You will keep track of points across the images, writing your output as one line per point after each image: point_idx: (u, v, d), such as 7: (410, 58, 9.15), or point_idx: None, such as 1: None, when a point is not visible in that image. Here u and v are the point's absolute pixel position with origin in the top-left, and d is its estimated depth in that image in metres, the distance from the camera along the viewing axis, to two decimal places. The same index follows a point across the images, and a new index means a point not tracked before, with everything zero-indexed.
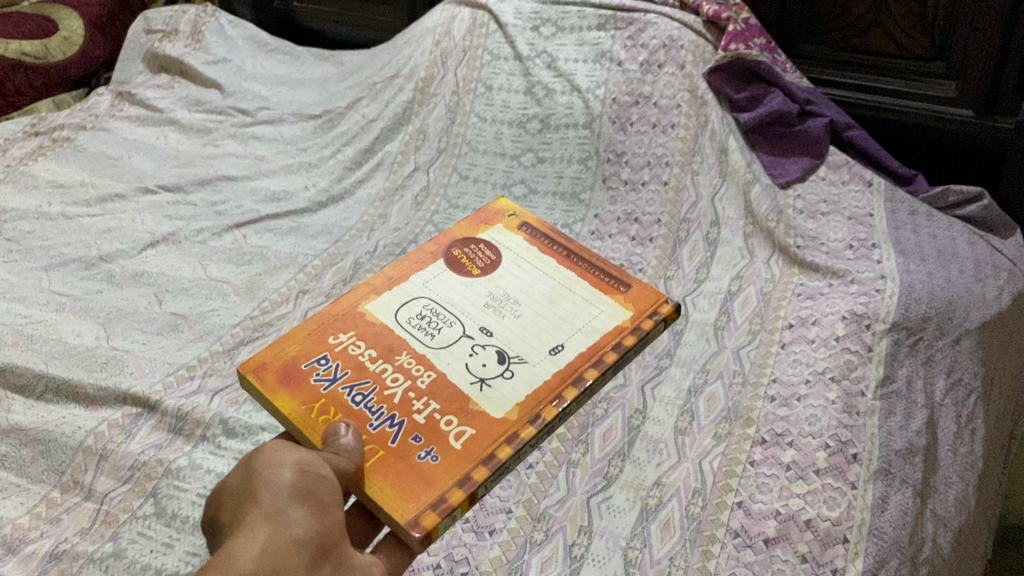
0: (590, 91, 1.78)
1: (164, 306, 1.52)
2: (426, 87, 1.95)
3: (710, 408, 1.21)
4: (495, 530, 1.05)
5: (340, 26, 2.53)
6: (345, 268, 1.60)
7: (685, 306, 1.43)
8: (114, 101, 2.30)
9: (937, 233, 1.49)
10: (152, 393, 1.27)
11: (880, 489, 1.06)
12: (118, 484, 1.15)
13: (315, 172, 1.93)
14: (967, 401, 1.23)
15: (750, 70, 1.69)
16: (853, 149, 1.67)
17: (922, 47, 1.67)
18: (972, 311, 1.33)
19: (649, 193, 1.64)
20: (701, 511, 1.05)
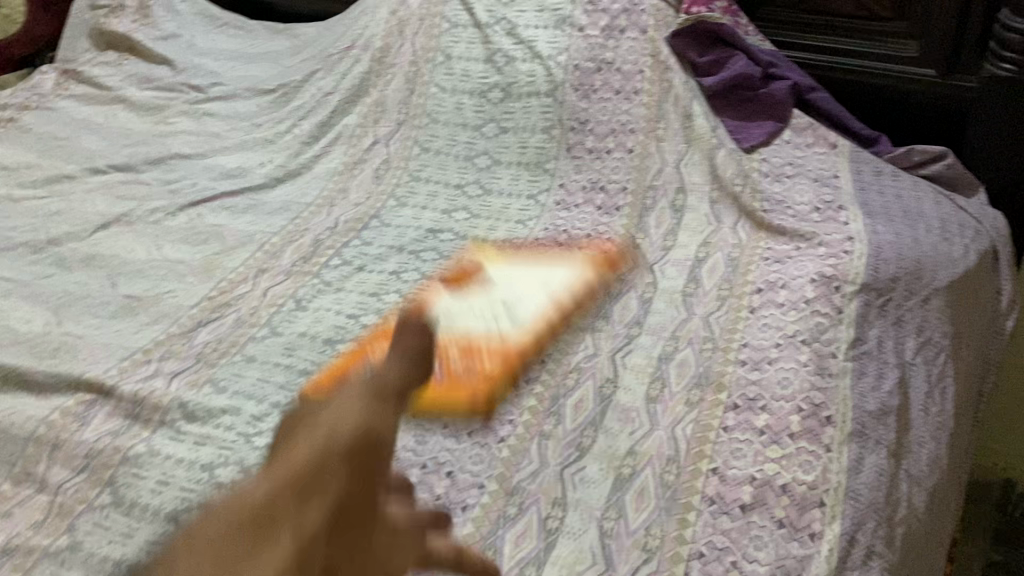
0: (552, 58, 1.74)
1: (117, 289, 1.47)
2: (383, 57, 1.90)
3: (681, 374, 1.19)
4: (467, 506, 1.03)
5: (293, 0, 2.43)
6: (305, 246, 1.56)
7: (653, 274, 1.41)
8: (58, 79, 2.21)
9: (903, 193, 1.48)
10: (107, 378, 1.22)
11: (856, 450, 1.05)
12: (72, 474, 1.11)
13: (271, 147, 1.88)
14: (937, 360, 1.22)
15: (713, 33, 1.65)
16: (816, 113, 1.64)
17: (883, 7, 1.66)
18: (940, 271, 1.32)
19: (615, 160, 1.63)
20: (676, 479, 1.04)
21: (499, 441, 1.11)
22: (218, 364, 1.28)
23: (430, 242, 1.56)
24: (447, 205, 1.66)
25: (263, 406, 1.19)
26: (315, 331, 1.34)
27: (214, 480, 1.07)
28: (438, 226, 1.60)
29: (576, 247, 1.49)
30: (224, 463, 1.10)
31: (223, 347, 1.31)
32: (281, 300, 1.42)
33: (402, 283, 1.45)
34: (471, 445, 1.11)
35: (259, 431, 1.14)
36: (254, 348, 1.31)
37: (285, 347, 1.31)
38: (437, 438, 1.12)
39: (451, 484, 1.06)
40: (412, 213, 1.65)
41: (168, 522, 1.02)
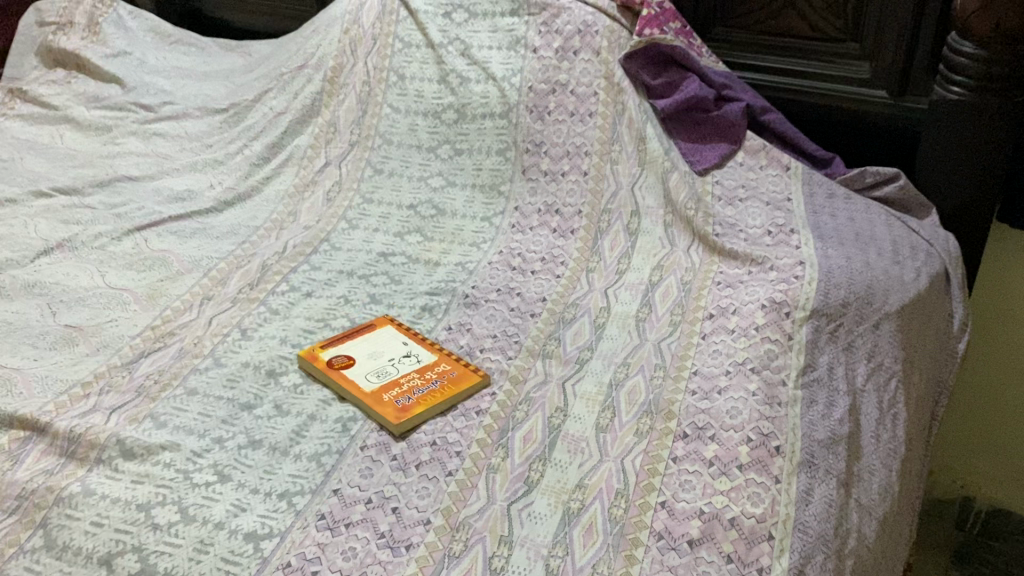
0: (505, 80, 1.73)
1: (57, 318, 1.43)
2: (336, 77, 1.88)
3: (631, 403, 1.18)
4: (411, 544, 1.00)
5: (260, 18, 2.41)
6: (253, 271, 1.53)
7: (607, 298, 1.39)
8: (5, 99, 2.18)
9: (855, 216, 1.49)
10: (42, 414, 1.19)
11: (804, 481, 1.04)
12: (2, 516, 1.07)
13: (222, 169, 1.85)
14: (888, 385, 1.22)
15: (665, 55, 1.64)
16: (771, 134, 1.65)
17: (835, 28, 1.67)
18: (891, 294, 1.32)
19: (569, 183, 1.62)
20: (624, 513, 1.02)
21: (447, 474, 1.09)
22: (159, 397, 1.24)
23: (382, 266, 1.53)
24: (401, 227, 1.64)
25: (205, 441, 1.15)
26: (260, 361, 1.31)
27: (151, 520, 1.03)
28: (390, 250, 1.58)
29: (530, 271, 1.48)
30: (161, 502, 1.05)
31: (165, 379, 1.28)
32: (227, 328, 1.39)
33: (352, 309, 1.42)
34: (418, 478, 1.08)
35: (198, 468, 1.11)
36: (196, 380, 1.28)
37: (228, 378, 1.28)
38: (383, 472, 1.09)
39: (397, 520, 1.03)
40: (364, 235, 1.62)
41: (101, 566, 0.99)
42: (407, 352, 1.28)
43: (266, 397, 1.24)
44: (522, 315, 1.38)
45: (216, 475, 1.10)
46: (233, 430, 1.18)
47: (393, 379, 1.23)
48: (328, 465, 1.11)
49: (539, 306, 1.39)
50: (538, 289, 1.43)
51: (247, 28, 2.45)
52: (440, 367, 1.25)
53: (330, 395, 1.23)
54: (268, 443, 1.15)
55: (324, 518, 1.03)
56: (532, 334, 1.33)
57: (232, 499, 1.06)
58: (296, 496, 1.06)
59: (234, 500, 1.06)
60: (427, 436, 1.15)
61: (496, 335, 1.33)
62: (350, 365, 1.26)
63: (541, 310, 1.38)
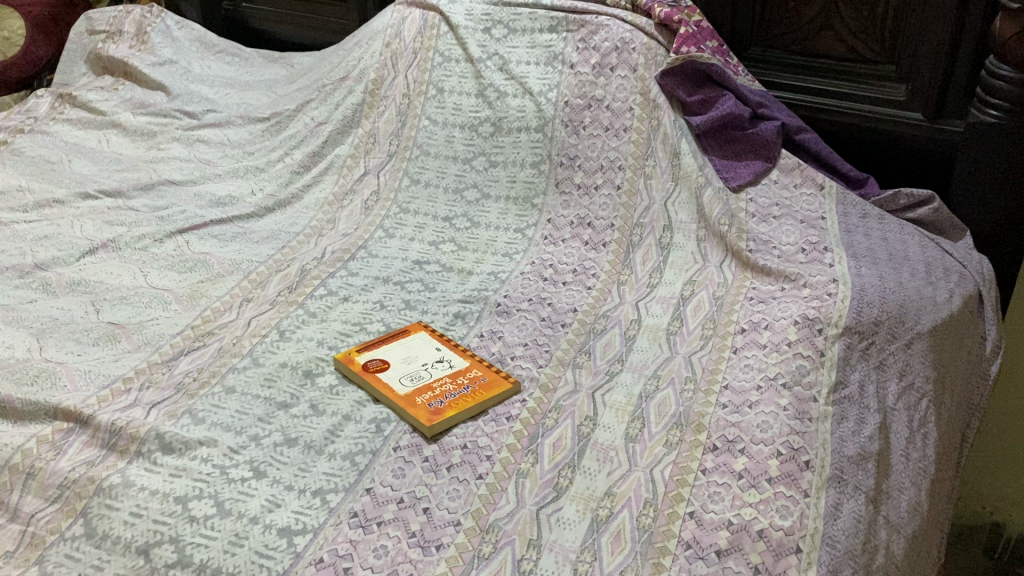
0: (541, 94, 1.75)
1: (101, 315, 1.47)
2: (376, 89, 1.92)
3: (661, 414, 1.18)
4: (442, 544, 1.01)
5: (312, 30, 2.43)
6: (291, 275, 1.56)
7: (638, 311, 1.40)
8: (54, 103, 2.24)
9: (889, 237, 1.50)
10: (84, 407, 1.22)
11: (833, 496, 1.05)
12: (45, 504, 1.10)
13: (262, 176, 1.90)
14: (919, 405, 1.23)
15: (701, 73, 1.66)
16: (805, 153, 1.65)
17: (872, 51, 1.69)
18: (924, 314, 1.33)
19: (603, 197, 1.63)
20: (652, 522, 1.03)
21: (478, 477, 1.10)
22: (197, 395, 1.27)
23: (416, 273, 1.56)
24: (435, 236, 1.66)
25: (241, 438, 1.18)
26: (296, 361, 1.33)
27: (188, 513, 1.05)
28: (424, 258, 1.60)
29: (562, 282, 1.49)
30: (198, 495, 1.08)
31: (203, 377, 1.31)
32: (265, 329, 1.42)
33: (387, 314, 1.44)
34: (450, 480, 1.10)
35: (235, 463, 1.13)
36: (233, 379, 1.31)
37: (265, 377, 1.30)
38: (415, 472, 1.11)
39: (428, 520, 1.04)
40: (400, 244, 1.65)
41: (139, 555, 1.01)
42: (440, 358, 1.30)
43: (302, 396, 1.26)
44: (553, 324, 1.39)
45: (251, 471, 1.12)
46: (270, 428, 1.20)
47: (426, 383, 1.25)
48: (362, 464, 1.13)
49: (570, 317, 1.41)
50: (569, 299, 1.45)
51: (299, 41, 2.49)
52: (472, 373, 1.27)
53: (365, 396, 1.26)
54: (303, 441, 1.17)
55: (356, 516, 1.05)
56: (563, 344, 1.35)
57: (267, 495, 1.08)
58: (330, 494, 1.09)
59: (269, 496, 1.08)
60: (459, 439, 1.16)
61: (527, 344, 1.35)
62: (384, 368, 1.28)
63: (572, 320, 1.40)
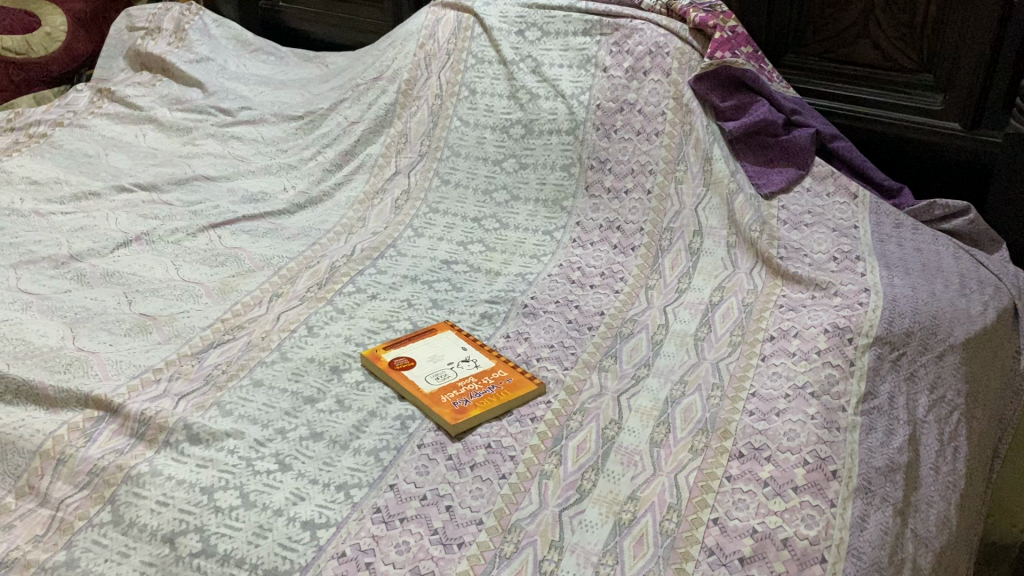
0: (574, 97, 1.76)
1: (133, 306, 1.49)
2: (409, 89, 1.93)
3: (687, 419, 1.17)
4: (463, 543, 1.01)
5: (352, 32, 2.44)
6: (321, 272, 1.57)
7: (665, 316, 1.39)
8: (93, 98, 2.28)
9: (922, 247, 1.48)
10: (115, 396, 1.23)
11: (860, 507, 1.04)
12: (74, 490, 1.11)
13: (294, 174, 1.91)
14: (950, 418, 1.21)
15: (736, 79, 1.65)
16: (839, 161, 1.64)
17: (910, 59, 1.67)
18: (957, 326, 1.31)
19: (632, 201, 1.63)
20: (675, 527, 1.02)
21: (501, 477, 1.10)
22: (225, 387, 1.28)
23: (444, 273, 1.56)
24: (464, 237, 1.66)
25: (267, 430, 1.19)
26: (324, 357, 1.34)
27: (213, 503, 1.06)
28: (453, 258, 1.61)
29: (589, 285, 1.49)
30: (224, 487, 1.09)
31: (232, 370, 1.32)
32: (294, 324, 1.43)
33: (414, 312, 1.45)
34: (473, 479, 1.10)
35: (261, 456, 1.14)
36: (261, 372, 1.32)
37: (292, 372, 1.31)
38: (439, 470, 1.11)
39: (450, 518, 1.04)
40: (428, 243, 1.65)
41: (164, 543, 1.02)
42: (466, 357, 1.30)
43: (328, 392, 1.27)
44: (580, 327, 1.39)
45: (277, 463, 1.13)
46: (296, 422, 1.21)
47: (451, 382, 1.25)
48: (386, 460, 1.13)
49: (597, 320, 1.40)
50: (596, 302, 1.44)
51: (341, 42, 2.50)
52: (497, 373, 1.27)
53: (390, 393, 1.26)
54: (329, 436, 1.18)
55: (379, 512, 1.05)
56: (590, 347, 1.34)
57: (291, 488, 1.09)
58: (353, 488, 1.09)
59: (294, 489, 1.09)
60: (483, 438, 1.16)
61: (553, 345, 1.35)
62: (411, 367, 1.29)
63: (599, 323, 1.39)
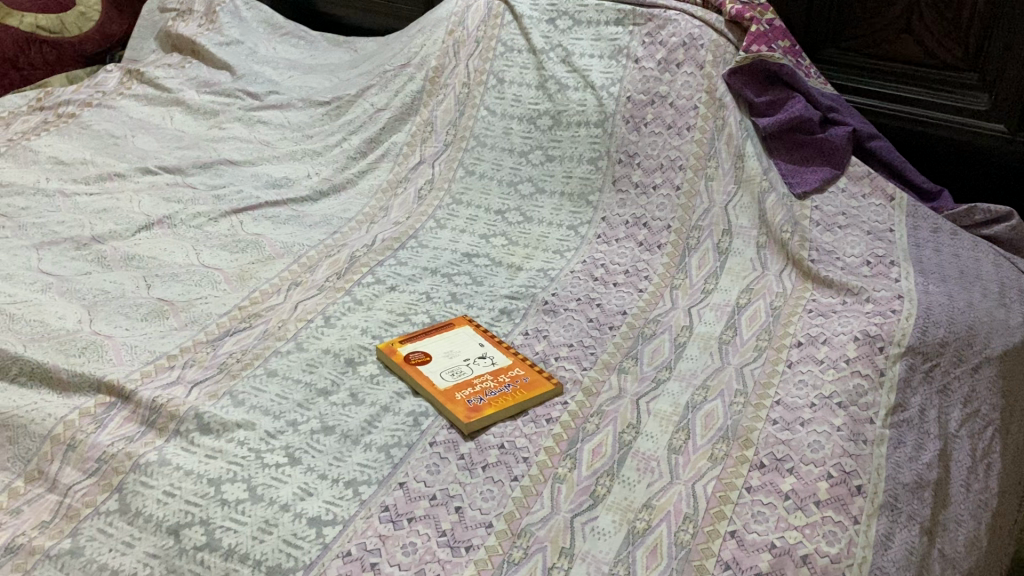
0: (603, 89, 1.71)
1: (152, 291, 1.48)
2: (437, 77, 1.91)
3: (708, 425, 1.14)
4: (471, 546, 0.99)
5: (381, 18, 2.43)
6: (341, 261, 1.55)
7: (690, 317, 1.35)
8: (123, 79, 2.27)
9: (960, 253, 1.42)
10: (128, 382, 1.22)
11: (885, 525, 1.00)
12: (83, 476, 1.10)
13: (319, 160, 1.89)
14: (983, 434, 1.17)
15: (771, 73, 1.60)
16: (876, 161, 1.58)
17: (955, 57, 1.60)
18: (994, 338, 1.26)
19: (660, 197, 1.58)
20: (691, 538, 0.98)
21: (513, 479, 1.08)
22: (239, 376, 1.27)
23: (465, 266, 1.53)
24: (486, 229, 1.63)
25: (279, 422, 1.17)
26: (339, 349, 1.32)
27: (219, 496, 1.05)
28: (475, 251, 1.58)
29: (612, 283, 1.45)
30: (231, 479, 1.07)
31: (246, 359, 1.30)
32: (311, 314, 1.41)
33: (432, 306, 1.43)
34: (484, 480, 1.07)
35: (270, 448, 1.12)
36: (276, 362, 1.30)
37: (307, 363, 1.29)
38: (450, 469, 1.09)
39: (459, 520, 1.02)
40: (450, 235, 1.62)
41: (169, 535, 1.00)
42: (482, 354, 1.27)
43: (342, 384, 1.25)
44: (601, 326, 1.35)
45: (287, 457, 1.11)
46: (307, 415, 1.19)
47: (467, 379, 1.23)
48: (397, 457, 1.11)
49: (619, 319, 1.37)
50: (619, 301, 1.41)
51: (379, 28, 2.45)
52: (514, 371, 1.24)
53: (404, 387, 1.24)
54: (340, 430, 1.16)
55: (387, 511, 1.03)
56: (610, 347, 1.31)
57: (299, 483, 1.07)
58: (362, 485, 1.07)
59: (302, 484, 1.07)
60: (497, 438, 1.14)
61: (572, 345, 1.32)
62: (426, 361, 1.26)
63: (621, 322, 1.36)
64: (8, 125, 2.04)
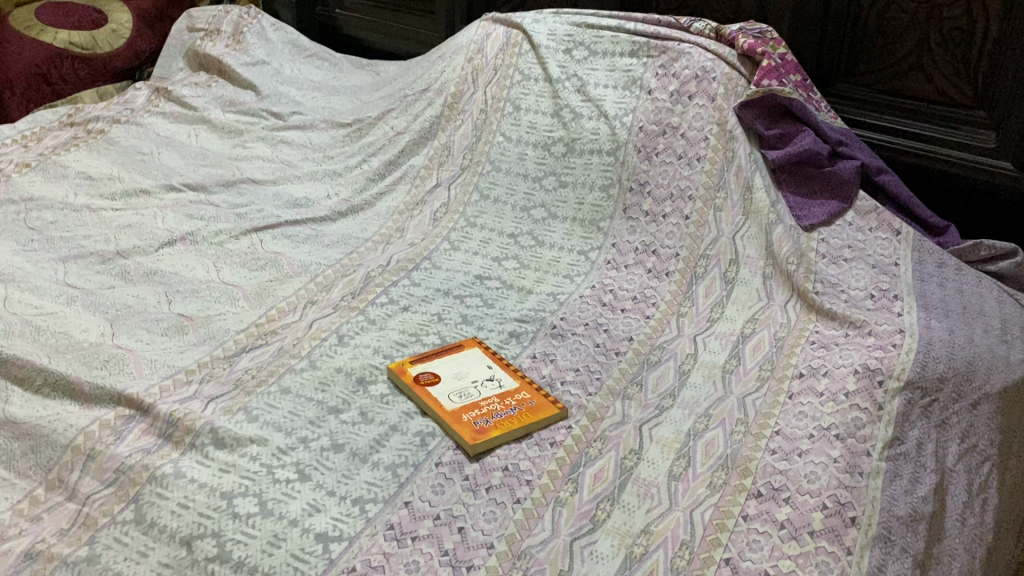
0: (616, 118, 1.75)
1: (172, 306, 1.52)
2: (455, 103, 1.95)
3: (708, 454, 1.16)
4: (472, 566, 1.02)
5: (402, 41, 2.48)
6: (356, 281, 1.60)
7: (695, 345, 1.38)
8: (151, 96, 2.33)
9: (964, 289, 1.44)
10: (147, 395, 1.27)
11: (878, 556, 1.02)
12: (101, 486, 1.14)
13: (339, 181, 1.94)
14: (980, 469, 1.19)
15: (781, 107, 1.63)
16: (884, 195, 1.61)
17: (963, 95, 1.63)
18: (994, 374, 1.28)
19: (670, 225, 1.62)
20: (686, 564, 1.01)
21: (516, 501, 1.11)
22: (254, 392, 1.31)
23: (477, 289, 1.57)
24: (499, 252, 1.67)
25: (291, 439, 1.21)
26: (351, 367, 1.36)
27: (231, 509, 1.08)
28: (486, 274, 1.61)
29: (620, 309, 1.49)
30: (244, 493, 1.11)
31: (262, 375, 1.34)
32: (325, 332, 1.45)
33: (442, 327, 1.46)
34: (487, 501, 1.10)
35: (282, 464, 1.16)
36: (290, 380, 1.34)
37: (319, 381, 1.33)
38: (455, 490, 1.12)
39: (461, 540, 1.05)
40: (463, 257, 1.66)
41: (182, 546, 1.04)
42: (490, 376, 1.31)
43: (353, 403, 1.29)
44: (608, 351, 1.38)
45: (297, 473, 1.15)
46: (318, 432, 1.23)
47: (474, 401, 1.26)
48: (403, 476, 1.14)
49: (625, 345, 1.40)
50: (626, 327, 1.44)
51: (401, 52, 2.51)
52: (520, 395, 1.27)
53: (413, 407, 1.27)
54: (349, 448, 1.20)
55: (392, 528, 1.06)
56: (615, 373, 1.34)
57: (309, 499, 1.11)
58: (369, 503, 1.10)
59: (310, 500, 1.10)
60: (501, 460, 1.17)
61: (578, 370, 1.35)
62: (435, 383, 1.30)
63: (627, 349, 1.39)
64: (38, 141, 2.11)
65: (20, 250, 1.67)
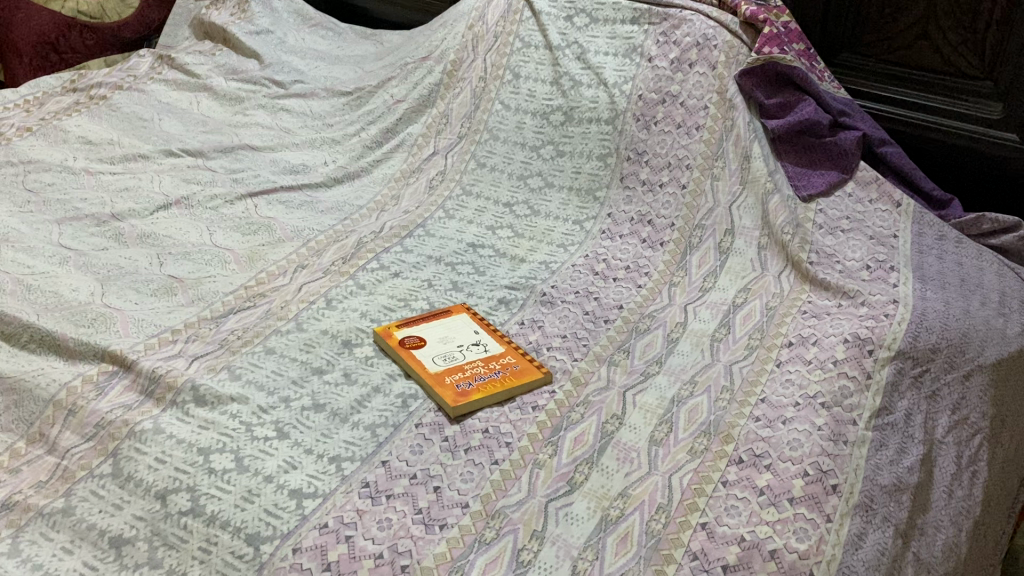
0: (616, 86, 1.73)
1: (164, 268, 1.52)
2: (455, 70, 1.94)
3: (690, 421, 1.14)
4: (446, 524, 1.01)
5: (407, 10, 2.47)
6: (347, 247, 1.58)
7: (685, 314, 1.36)
8: (154, 63, 2.33)
9: (964, 262, 1.42)
10: (131, 353, 1.26)
11: (858, 524, 1.00)
12: (81, 441, 1.14)
13: (337, 148, 1.93)
14: (971, 441, 1.16)
15: (783, 75, 1.60)
16: (886, 167, 1.58)
17: (971, 64, 1.59)
18: (988, 346, 1.25)
19: (666, 195, 1.59)
20: (662, 528, 0.99)
21: (493, 462, 1.10)
22: (238, 352, 1.30)
23: (469, 256, 1.56)
24: (494, 221, 1.65)
25: (272, 398, 1.20)
26: (337, 330, 1.35)
27: (207, 464, 1.08)
28: (480, 241, 1.60)
29: (612, 278, 1.47)
30: (220, 449, 1.10)
31: (247, 336, 1.34)
32: (313, 296, 1.44)
33: (432, 293, 1.45)
34: (465, 462, 1.09)
35: (261, 422, 1.16)
36: (275, 341, 1.33)
37: (305, 343, 1.32)
38: (433, 450, 1.11)
39: (436, 499, 1.04)
40: (458, 225, 1.65)
41: (156, 499, 1.04)
42: (476, 341, 1.30)
43: (337, 364, 1.28)
44: (597, 319, 1.37)
45: (275, 431, 1.14)
46: (301, 392, 1.22)
47: (458, 364, 1.25)
48: (382, 437, 1.14)
49: (614, 313, 1.38)
50: (616, 296, 1.42)
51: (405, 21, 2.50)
52: (505, 359, 1.26)
53: (397, 370, 1.27)
54: (330, 408, 1.19)
55: (367, 487, 1.06)
56: (603, 340, 1.32)
57: (285, 456, 1.10)
58: (345, 461, 1.10)
59: (287, 457, 1.10)
60: (481, 422, 1.16)
61: (565, 336, 1.33)
62: (420, 346, 1.29)
63: (616, 317, 1.37)
64: (41, 106, 2.11)
65: (16, 211, 1.68)
